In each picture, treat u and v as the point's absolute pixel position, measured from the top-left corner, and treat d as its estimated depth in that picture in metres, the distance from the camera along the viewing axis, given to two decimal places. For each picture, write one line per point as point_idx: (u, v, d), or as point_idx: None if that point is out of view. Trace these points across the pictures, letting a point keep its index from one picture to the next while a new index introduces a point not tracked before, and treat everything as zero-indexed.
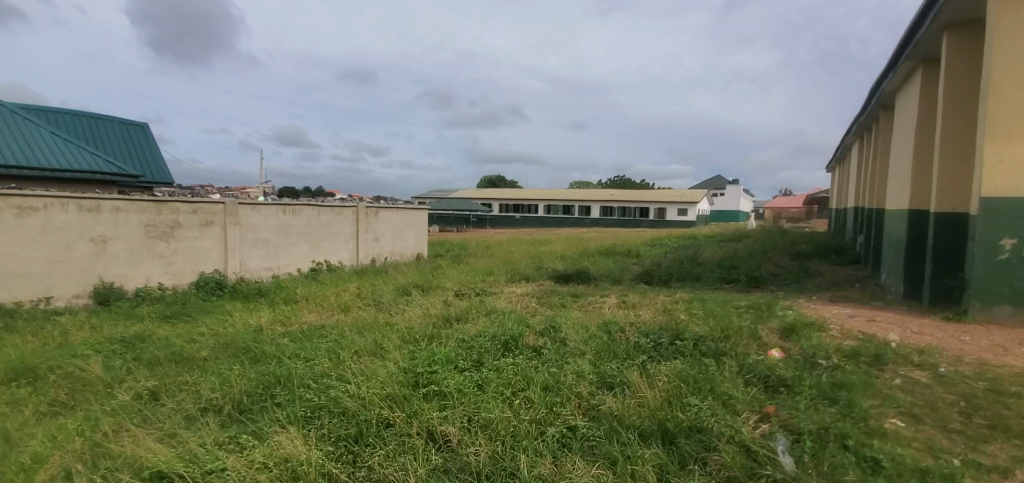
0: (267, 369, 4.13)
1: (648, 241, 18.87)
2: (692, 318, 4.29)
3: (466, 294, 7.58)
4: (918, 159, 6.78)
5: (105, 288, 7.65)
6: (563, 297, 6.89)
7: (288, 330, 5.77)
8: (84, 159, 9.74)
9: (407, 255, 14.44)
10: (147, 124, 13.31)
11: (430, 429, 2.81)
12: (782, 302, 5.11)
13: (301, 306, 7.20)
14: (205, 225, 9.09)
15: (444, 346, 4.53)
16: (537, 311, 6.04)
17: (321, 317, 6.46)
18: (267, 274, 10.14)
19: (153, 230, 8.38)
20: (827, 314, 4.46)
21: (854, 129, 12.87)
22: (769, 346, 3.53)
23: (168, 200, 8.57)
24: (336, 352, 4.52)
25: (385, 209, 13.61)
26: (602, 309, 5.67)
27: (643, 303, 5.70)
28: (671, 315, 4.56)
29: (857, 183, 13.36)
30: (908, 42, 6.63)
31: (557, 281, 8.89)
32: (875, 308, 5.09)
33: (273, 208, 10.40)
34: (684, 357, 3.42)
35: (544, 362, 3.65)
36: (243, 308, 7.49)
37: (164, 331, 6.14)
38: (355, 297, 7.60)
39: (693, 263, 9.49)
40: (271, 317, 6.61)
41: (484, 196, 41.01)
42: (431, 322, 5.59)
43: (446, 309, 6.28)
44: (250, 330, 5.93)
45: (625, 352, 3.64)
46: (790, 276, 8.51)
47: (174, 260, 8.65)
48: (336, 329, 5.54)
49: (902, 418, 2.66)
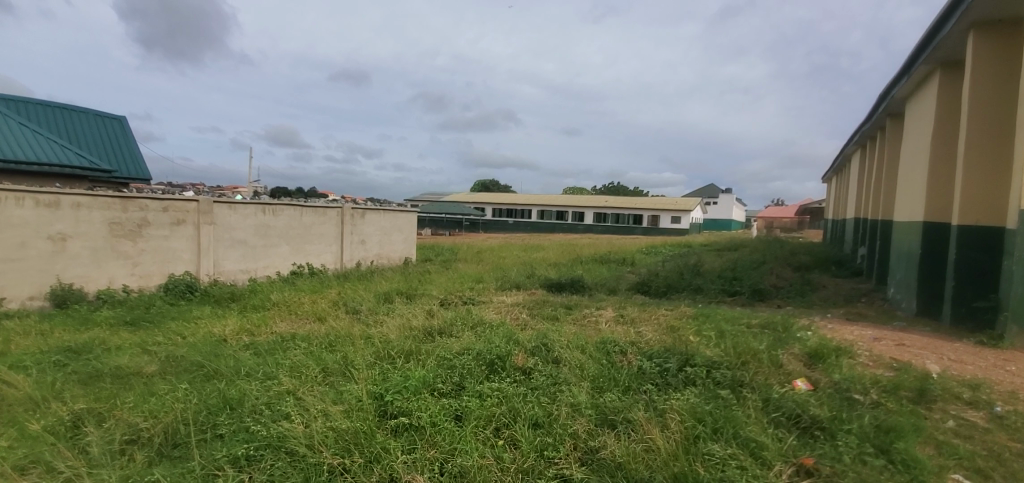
0: (217, 389, 3.62)
1: (643, 248, 18.51)
2: (703, 337, 3.83)
3: (452, 302, 7.09)
4: (938, 168, 6.40)
5: (63, 290, 7.07)
6: (556, 309, 6.40)
7: (254, 342, 5.23)
8: (50, 152, 9.16)
9: (394, 259, 13.90)
10: (126, 119, 12.72)
11: (394, 476, 2.38)
12: (797, 321, 4.65)
13: (273, 314, 6.65)
14: (176, 224, 8.51)
15: (422, 365, 4.05)
16: (528, 325, 5.54)
17: (292, 327, 5.91)
18: (242, 276, 9.56)
19: (118, 228, 7.79)
20: (851, 337, 4.00)
21: (855, 138, 12.60)
22: (794, 377, 3.06)
23: (136, 197, 7.99)
24: (300, 370, 4.01)
25: (372, 211, 13.05)
26: (599, 324, 5.19)
27: (645, 319, 5.22)
28: (676, 335, 4.08)
29: (858, 193, 13.01)
30: (926, 44, 6.29)
31: (550, 290, 8.38)
32: (899, 329, 4.64)
33: (252, 207, 9.82)
34: (696, 388, 2.95)
35: (533, 391, 3.17)
36: (212, 315, 6.93)
37: (118, 339, 5.57)
38: (332, 304, 7.06)
39: (693, 273, 9.07)
40: (239, 325, 6.06)
41: (476, 200, 40.51)
42: (412, 336, 5.06)
43: (429, 320, 5.77)
44: (213, 340, 5.38)
45: (628, 380, 3.17)
46: (794, 289, 8.08)
47: (140, 261, 8.07)
48: (305, 342, 5.00)
49: (967, 474, 2.19)
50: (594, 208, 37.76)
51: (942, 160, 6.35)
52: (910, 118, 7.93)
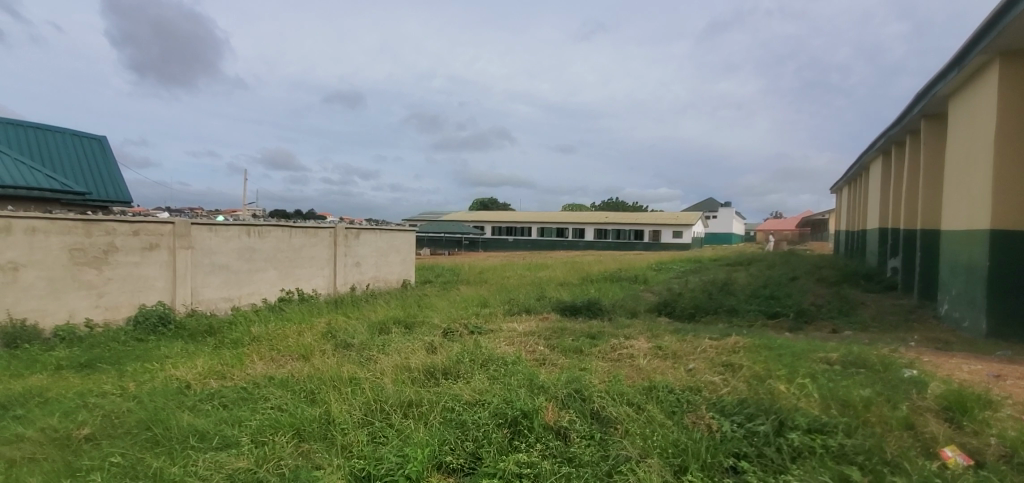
0: (154, 472, 2.76)
1: (653, 264, 17.71)
2: (792, 385, 3.00)
3: (457, 331, 6.25)
4: (1001, 171, 5.71)
5: (14, 327, 6.20)
6: (577, 339, 5.53)
7: (221, 391, 4.36)
8: (12, 172, 8.33)
9: (392, 282, 13.06)
10: (106, 139, 11.95)
11: None
12: (882, 352, 3.84)
13: (250, 350, 5.75)
14: (148, 249, 7.66)
15: (425, 426, 3.20)
16: (548, 361, 4.70)
17: (270, 368, 5.02)
18: (224, 305, 8.68)
19: (80, 254, 6.93)
20: (969, 376, 3.19)
21: (879, 144, 11.95)
22: (943, 444, 2.25)
23: (101, 219, 7.14)
24: (264, 437, 3.14)
25: (368, 231, 12.24)
26: (636, 359, 4.35)
27: (690, 353, 4.35)
28: (746, 377, 3.25)
29: (883, 201, 12.29)
30: (983, 33, 5.64)
31: (564, 315, 7.51)
32: (1007, 361, 3.83)
33: (235, 229, 8.98)
34: (815, 468, 2.11)
35: (577, 470, 2.34)
36: (181, 353, 6.05)
37: (60, 388, 4.69)
38: (320, 337, 6.17)
39: (722, 291, 8.22)
40: (207, 367, 5.17)
41: (475, 218, 39.72)
42: (411, 379, 4.18)
43: (432, 355, 4.92)
44: (172, 389, 4.50)
45: (708, 453, 2.32)
46: (837, 308, 7.25)
47: (106, 291, 7.20)
48: (281, 391, 4.13)
49: None
50: (595, 224, 37.10)
51: (1009, 159, 5.65)
52: (957, 117, 7.27)
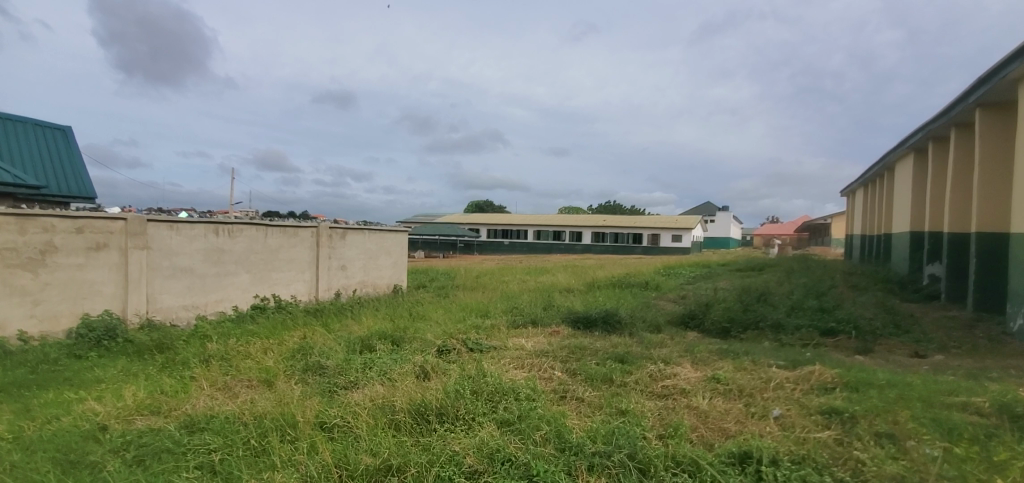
0: None
1: (660, 269, 16.77)
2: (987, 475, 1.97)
3: (453, 349, 5.20)
4: None
5: None
6: (602, 363, 4.49)
7: (144, 436, 3.28)
8: None
9: (381, 287, 11.96)
10: (72, 130, 10.77)
11: None
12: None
13: (199, 375, 4.65)
14: (95, 249, 6.51)
15: None
16: (572, 394, 3.67)
17: (215, 402, 3.92)
18: (186, 314, 7.56)
19: (10, 256, 5.76)
20: None
21: (912, 141, 11.05)
22: None
23: (38, 214, 5.99)
24: None
25: (355, 231, 11.12)
26: (693, 397, 3.29)
27: (764, 389, 3.31)
28: (897, 451, 2.20)
29: (916, 203, 11.34)
30: None
31: (577, 329, 6.44)
32: None
33: (201, 227, 7.86)
34: None
35: None
36: (120, 376, 4.94)
37: None
38: (286, 357, 5.07)
39: (757, 302, 7.19)
40: (138, 399, 4.05)
41: (470, 220, 38.53)
42: (393, 426, 3.13)
43: (421, 385, 3.85)
44: (80, 435, 3.38)
45: None
46: (895, 323, 6.24)
47: (44, 298, 6.04)
48: (218, 440, 3.05)
49: None
50: (593, 227, 36.14)
51: None
52: None
